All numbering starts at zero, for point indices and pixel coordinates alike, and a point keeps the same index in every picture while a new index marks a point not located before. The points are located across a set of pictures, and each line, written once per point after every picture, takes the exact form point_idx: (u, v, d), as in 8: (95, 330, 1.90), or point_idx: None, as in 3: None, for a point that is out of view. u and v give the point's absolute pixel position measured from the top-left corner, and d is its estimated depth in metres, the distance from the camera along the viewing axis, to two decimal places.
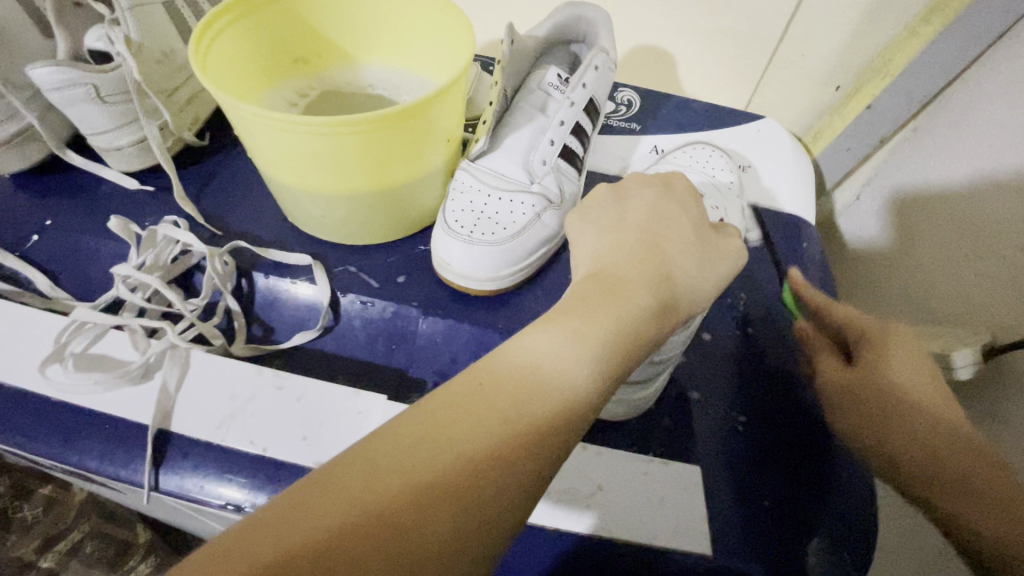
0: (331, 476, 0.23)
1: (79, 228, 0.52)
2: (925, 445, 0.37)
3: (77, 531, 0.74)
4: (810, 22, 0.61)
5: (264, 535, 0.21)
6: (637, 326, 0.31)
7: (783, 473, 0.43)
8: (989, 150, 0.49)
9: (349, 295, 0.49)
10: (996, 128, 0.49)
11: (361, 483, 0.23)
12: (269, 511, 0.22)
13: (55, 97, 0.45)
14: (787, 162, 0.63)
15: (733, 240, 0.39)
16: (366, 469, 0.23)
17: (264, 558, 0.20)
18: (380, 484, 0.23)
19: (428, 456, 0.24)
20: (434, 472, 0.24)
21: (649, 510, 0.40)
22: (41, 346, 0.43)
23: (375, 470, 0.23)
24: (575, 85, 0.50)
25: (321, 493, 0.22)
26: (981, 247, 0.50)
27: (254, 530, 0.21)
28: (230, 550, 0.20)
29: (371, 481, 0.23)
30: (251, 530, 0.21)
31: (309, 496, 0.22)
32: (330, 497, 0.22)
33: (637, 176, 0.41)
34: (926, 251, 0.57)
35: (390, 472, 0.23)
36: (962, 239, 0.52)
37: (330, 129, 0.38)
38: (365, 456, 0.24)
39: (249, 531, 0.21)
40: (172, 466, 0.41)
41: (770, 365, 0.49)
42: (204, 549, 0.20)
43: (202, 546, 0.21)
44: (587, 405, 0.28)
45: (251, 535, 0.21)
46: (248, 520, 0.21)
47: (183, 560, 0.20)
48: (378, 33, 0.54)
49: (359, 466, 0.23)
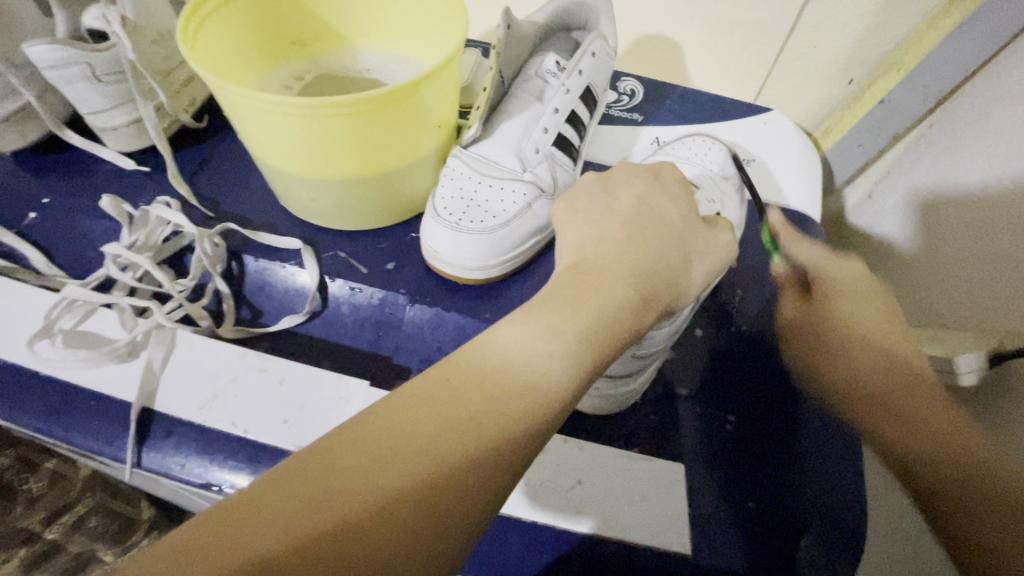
0: (287, 475, 0.22)
1: (75, 207, 0.52)
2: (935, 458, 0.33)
3: (82, 504, 0.67)
4: (822, 12, 0.59)
5: (213, 536, 0.20)
6: (615, 318, 0.30)
7: (773, 478, 0.42)
8: (1005, 147, 0.47)
9: (338, 281, 0.49)
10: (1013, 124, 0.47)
11: (318, 484, 0.22)
12: (221, 510, 0.21)
13: (51, 75, 0.45)
14: (793, 156, 0.61)
15: (723, 233, 0.38)
16: (324, 469, 0.22)
17: (208, 563, 0.19)
18: (338, 485, 0.22)
19: (389, 453, 0.23)
20: (397, 471, 0.23)
21: (629, 506, 0.39)
22: (32, 322, 0.44)
23: (333, 469, 0.23)
24: (571, 71, 0.49)
25: (278, 495, 0.21)
26: (992, 248, 0.48)
27: (206, 531, 0.21)
28: (178, 549, 0.20)
29: (328, 480, 0.22)
30: (202, 530, 0.20)
31: (264, 496, 0.22)
32: (287, 498, 0.21)
33: (625, 165, 0.40)
34: (936, 251, 0.54)
35: (349, 473, 0.23)
36: (973, 239, 0.50)
37: (315, 111, 0.38)
38: (323, 454, 0.23)
39: (199, 531, 0.20)
40: (154, 444, 0.41)
41: (764, 365, 0.48)
42: (151, 550, 0.20)
43: (152, 545, 0.20)
44: (560, 402, 0.27)
45: (202, 537, 0.20)
46: (200, 519, 0.21)
47: (133, 559, 0.20)
48: (375, 17, 0.53)
49: (316, 465, 0.23)
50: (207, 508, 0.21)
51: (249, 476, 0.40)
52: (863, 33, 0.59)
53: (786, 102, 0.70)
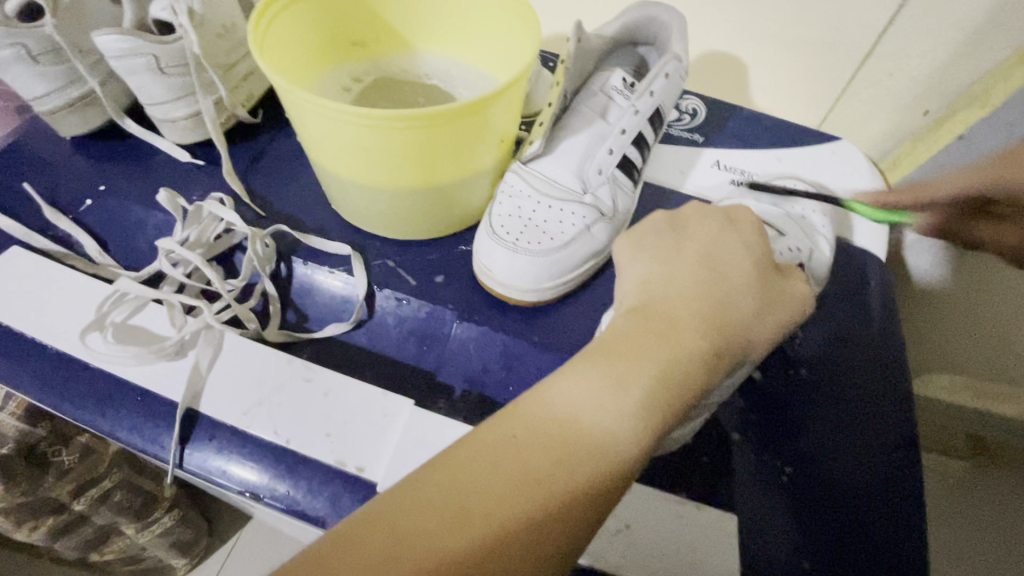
0: (355, 537, 0.22)
1: (129, 196, 0.52)
2: None
3: (111, 479, 0.64)
4: (905, 37, 0.55)
5: None
6: (687, 371, 0.29)
7: (830, 537, 0.40)
8: None
9: (385, 291, 0.48)
10: None
11: (385, 547, 0.22)
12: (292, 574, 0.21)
13: (118, 65, 0.45)
14: (860, 187, 0.58)
15: (799, 282, 0.36)
16: (390, 531, 0.22)
17: None
18: (406, 550, 0.22)
19: (454, 520, 0.23)
20: (461, 536, 0.23)
21: (678, 553, 0.37)
22: (83, 313, 0.44)
23: (399, 532, 0.22)
24: (641, 92, 0.47)
25: (343, 556, 0.22)
26: None
27: None
28: None
29: (394, 547, 0.22)
30: None
31: (329, 560, 0.22)
32: (355, 561, 0.21)
33: (697, 204, 0.38)
34: None
35: (415, 539, 0.22)
36: None
37: (383, 123, 0.37)
38: (389, 517, 0.23)
39: None
40: (196, 446, 0.41)
41: (819, 411, 0.46)
42: None
43: None
44: (630, 461, 0.26)
45: None
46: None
47: None
48: (440, 22, 0.52)
49: (381, 527, 0.23)
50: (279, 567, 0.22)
51: (289, 486, 0.40)
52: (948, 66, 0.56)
53: (852, 129, 0.67)
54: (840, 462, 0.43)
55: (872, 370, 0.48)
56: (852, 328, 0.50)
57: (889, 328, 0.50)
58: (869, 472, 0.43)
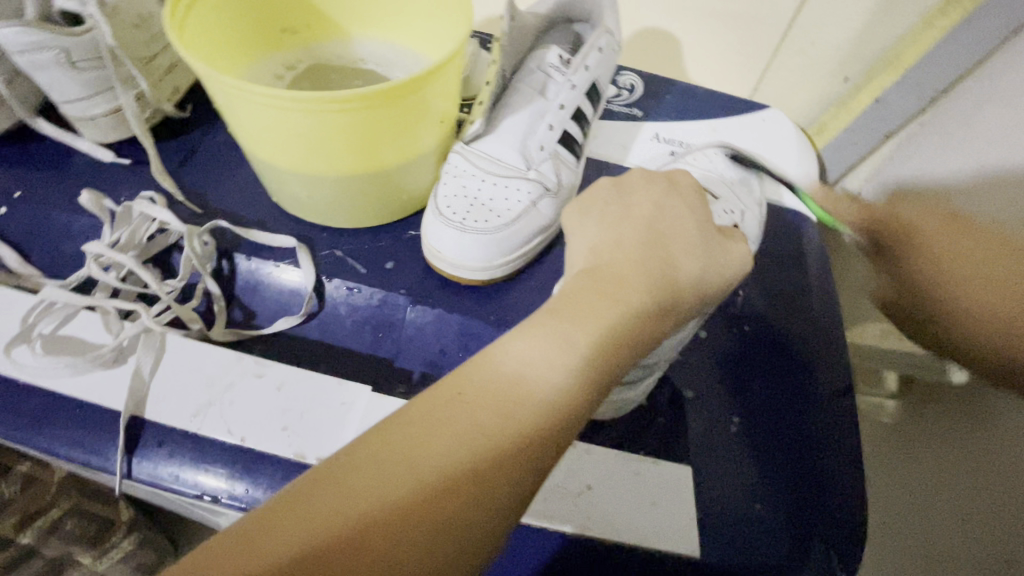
0: (302, 497, 0.22)
1: (50, 201, 0.49)
2: (1006, 312, 0.41)
3: (59, 508, 0.61)
4: (824, 7, 0.58)
5: (228, 562, 0.20)
6: (630, 327, 0.30)
7: (774, 481, 0.43)
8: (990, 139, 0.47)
9: (335, 281, 0.48)
10: (1002, 119, 0.46)
11: (333, 502, 0.22)
12: (238, 535, 0.21)
13: (22, 60, 0.42)
14: (790, 151, 0.61)
15: (738, 242, 0.37)
16: (337, 488, 0.23)
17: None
18: (352, 505, 0.22)
19: (400, 472, 0.23)
20: (408, 489, 0.23)
21: (638, 509, 0.39)
22: (7, 327, 0.41)
23: (346, 489, 0.23)
24: (577, 67, 0.48)
25: (290, 512, 0.22)
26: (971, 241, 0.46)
27: (225, 555, 0.21)
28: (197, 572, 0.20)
29: (341, 501, 0.22)
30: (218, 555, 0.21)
31: (277, 518, 0.22)
32: (302, 518, 0.22)
33: (639, 170, 0.39)
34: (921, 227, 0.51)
35: (361, 494, 0.23)
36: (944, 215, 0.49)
37: (313, 106, 0.36)
38: (336, 474, 0.23)
39: (218, 554, 0.21)
40: (145, 454, 0.39)
41: (765, 360, 0.49)
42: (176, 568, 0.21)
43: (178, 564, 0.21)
44: (575, 412, 0.27)
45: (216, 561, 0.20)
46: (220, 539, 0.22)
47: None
48: (372, 6, 0.51)
49: (328, 485, 0.23)
50: (225, 531, 0.22)
51: (248, 485, 0.39)
52: (862, 33, 0.59)
53: (779, 99, 0.70)
54: (781, 410, 0.46)
55: (808, 322, 0.51)
56: (789, 285, 0.53)
57: (824, 283, 0.53)
58: (807, 414, 0.46)
